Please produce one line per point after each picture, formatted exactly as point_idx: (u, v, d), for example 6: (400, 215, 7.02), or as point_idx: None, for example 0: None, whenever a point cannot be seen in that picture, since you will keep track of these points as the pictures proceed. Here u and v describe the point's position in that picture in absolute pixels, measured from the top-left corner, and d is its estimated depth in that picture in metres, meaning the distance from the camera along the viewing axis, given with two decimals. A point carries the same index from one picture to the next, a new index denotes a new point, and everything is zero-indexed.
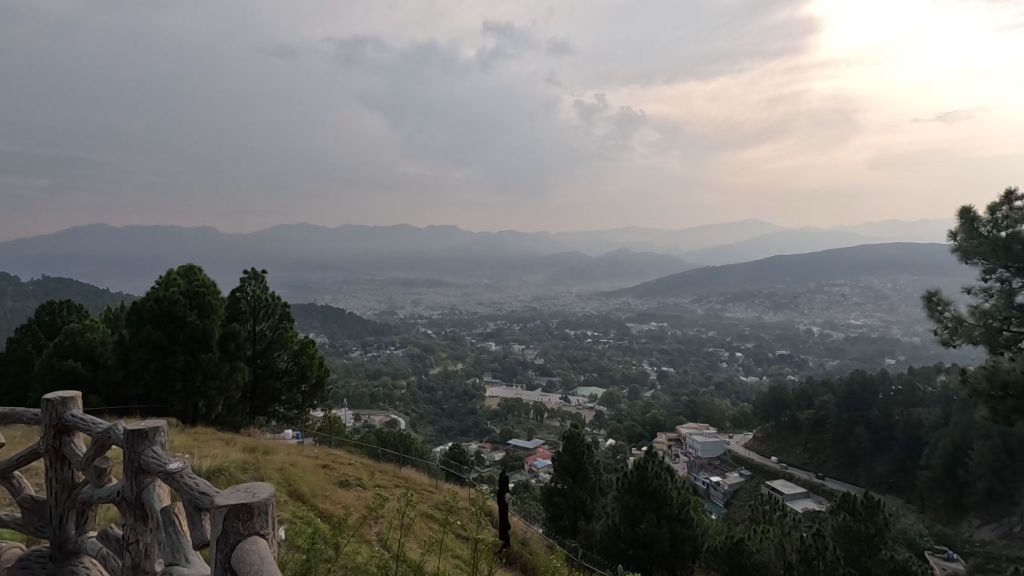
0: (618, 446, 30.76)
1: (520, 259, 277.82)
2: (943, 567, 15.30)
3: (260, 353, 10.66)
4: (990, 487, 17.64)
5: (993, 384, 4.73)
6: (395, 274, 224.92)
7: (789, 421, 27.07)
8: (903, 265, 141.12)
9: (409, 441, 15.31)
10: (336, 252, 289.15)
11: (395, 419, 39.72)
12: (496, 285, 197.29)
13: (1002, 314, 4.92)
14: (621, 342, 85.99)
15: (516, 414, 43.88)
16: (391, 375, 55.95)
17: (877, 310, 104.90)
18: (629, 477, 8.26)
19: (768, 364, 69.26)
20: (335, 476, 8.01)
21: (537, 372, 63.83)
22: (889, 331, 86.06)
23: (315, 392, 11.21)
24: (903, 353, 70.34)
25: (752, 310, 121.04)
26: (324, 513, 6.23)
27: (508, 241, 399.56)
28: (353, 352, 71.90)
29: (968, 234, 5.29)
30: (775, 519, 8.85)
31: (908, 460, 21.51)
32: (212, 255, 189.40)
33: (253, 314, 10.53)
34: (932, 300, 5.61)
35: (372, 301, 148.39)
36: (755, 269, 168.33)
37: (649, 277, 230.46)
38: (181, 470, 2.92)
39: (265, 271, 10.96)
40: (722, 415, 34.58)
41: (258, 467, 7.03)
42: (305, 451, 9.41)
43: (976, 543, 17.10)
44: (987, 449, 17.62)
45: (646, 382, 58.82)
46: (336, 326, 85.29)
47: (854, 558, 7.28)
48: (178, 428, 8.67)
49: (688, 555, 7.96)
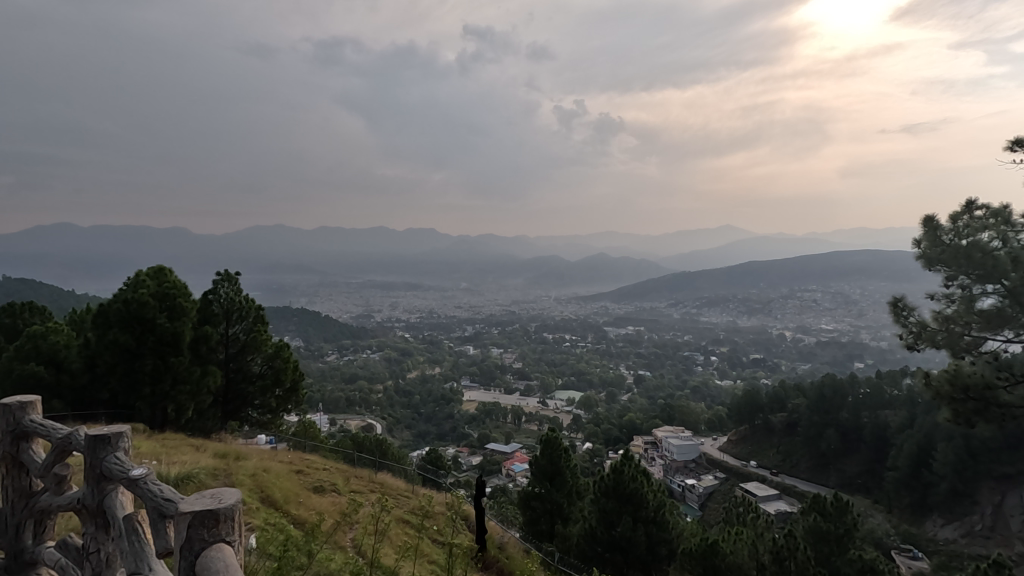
0: (595, 450, 30.93)
1: (499, 263, 277.91)
2: (908, 565, 15.72)
3: (232, 357, 10.45)
4: (953, 487, 18.25)
5: (954, 387, 4.99)
6: (372, 277, 222.68)
7: (761, 424, 27.55)
8: (871, 271, 145.05)
9: (386, 446, 15.19)
10: (311, 253, 284.49)
11: (372, 424, 39.23)
12: (475, 288, 197.01)
13: (963, 319, 5.09)
14: (600, 346, 86.59)
15: (493, 417, 43.74)
16: (368, 378, 55.37)
17: (847, 315, 107.79)
18: (605, 480, 8.32)
19: (742, 368, 70.56)
20: (309, 482, 7.88)
21: (515, 376, 63.74)
22: (858, 335, 88.43)
23: (289, 397, 10.97)
24: (871, 357, 72.20)
25: (727, 314, 122.98)
26: (297, 520, 6.12)
27: (487, 244, 399.09)
28: (328, 355, 70.86)
29: (932, 242, 5.42)
30: (749, 520, 9.02)
31: (876, 462, 22.10)
32: (182, 254, 184.51)
33: (226, 316, 10.32)
34: (898, 307, 5.76)
35: (349, 305, 146.70)
36: (730, 274, 171.29)
37: (626, 280, 232.68)
38: (145, 475, 2.86)
39: (238, 272, 10.68)
40: (697, 418, 35.12)
41: (230, 473, 6.86)
42: (278, 456, 9.21)
43: (940, 542, 17.64)
44: (950, 450, 18.29)
45: (624, 386, 59.34)
46: (312, 329, 84.09)
47: (824, 559, 7.43)
48: (146, 434, 8.42)
49: (664, 557, 8.01)
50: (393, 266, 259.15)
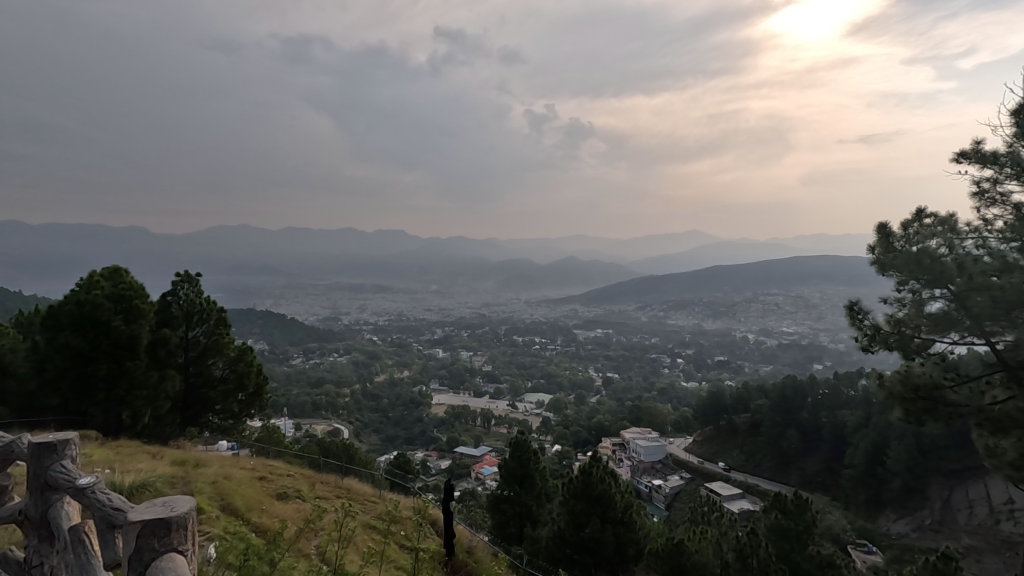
0: (564, 452, 31.17)
1: (470, 265, 277.55)
2: (863, 559, 16.31)
3: (192, 360, 10.10)
4: (905, 483, 19.10)
5: (905, 387, 5.31)
6: (340, 279, 219.25)
7: (726, 425, 28.19)
8: (830, 276, 150.47)
9: (353, 450, 14.96)
10: (276, 254, 278.12)
11: (339, 428, 38.63)
12: (445, 291, 196.21)
13: (914, 322, 5.29)
14: (569, 349, 87.15)
15: (463, 420, 43.49)
16: (334, 382, 54.39)
17: (807, 319, 111.38)
18: (574, 482, 8.36)
19: (707, 370, 72.09)
20: (272, 489, 7.68)
21: (485, 379, 63.67)
22: (817, 338, 91.41)
23: (253, 402, 10.68)
24: (829, 358, 74.90)
25: (693, 317, 125.81)
26: (259, 527, 5.95)
27: (458, 247, 397.27)
28: (294, 359, 69.42)
29: (885, 248, 5.61)
30: (713, 519, 9.18)
31: (834, 461, 22.87)
32: (139, 254, 178.01)
33: (186, 319, 10.00)
34: (854, 309, 5.93)
35: (316, 307, 143.99)
36: (696, 278, 174.84)
37: (596, 284, 235.50)
38: (92, 485, 2.78)
39: (200, 272, 10.35)
40: (664, 419, 35.70)
41: (189, 481, 6.63)
42: (240, 463, 8.94)
43: (893, 536, 18.36)
44: (903, 448, 19.10)
45: (593, 388, 59.94)
46: (277, 331, 82.14)
47: (785, 555, 7.62)
48: (98, 441, 8.09)
49: (631, 558, 8.07)
50: (361, 269, 255.32)
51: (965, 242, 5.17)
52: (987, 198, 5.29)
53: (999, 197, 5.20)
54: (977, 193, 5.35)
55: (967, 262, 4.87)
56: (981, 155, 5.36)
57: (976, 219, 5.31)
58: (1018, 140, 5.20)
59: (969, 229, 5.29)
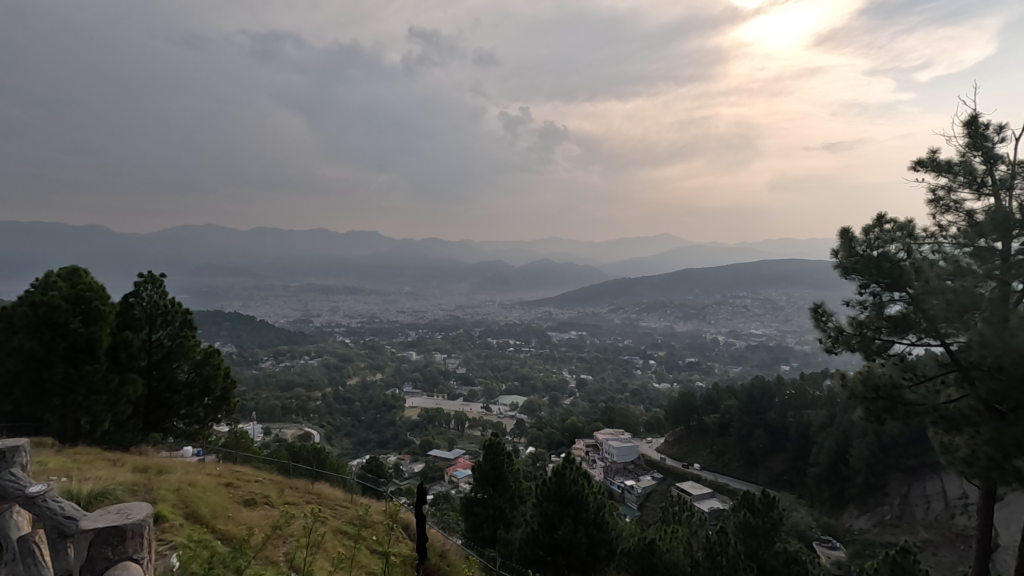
0: (537, 454, 31.29)
1: (443, 267, 276.33)
2: (828, 555, 16.76)
3: (156, 364, 9.82)
4: (867, 480, 19.74)
5: (866, 387, 5.56)
6: (311, 281, 215.96)
7: (696, 425, 28.64)
8: (795, 279, 154.62)
9: (325, 455, 14.72)
10: (245, 257, 271.86)
11: (309, 432, 37.98)
12: (418, 292, 195.21)
13: (873, 324, 5.43)
14: (543, 351, 87.36)
15: (436, 423, 43.18)
16: (305, 385, 53.43)
17: (774, 321, 114.30)
18: (547, 483, 8.38)
19: (679, 372, 73.30)
20: (239, 495, 7.50)
21: (459, 381, 63.38)
22: (784, 340, 93.80)
23: (220, 406, 10.40)
24: (795, 360, 76.97)
25: (665, 319, 127.79)
26: (225, 534, 5.77)
27: (433, 249, 394.54)
28: (263, 362, 67.93)
29: (847, 253, 5.65)
30: (684, 519, 9.27)
31: (800, 459, 23.50)
32: (101, 254, 172.04)
33: (149, 321, 9.70)
34: (818, 312, 6.04)
35: (286, 309, 141.05)
36: (667, 281, 177.47)
37: (569, 287, 237.19)
38: (43, 493, 3.20)
39: (164, 274, 10.06)
40: (636, 420, 36.06)
41: (150, 488, 6.41)
42: (205, 469, 8.69)
43: (856, 531, 18.90)
44: (864, 446, 19.76)
45: (566, 390, 60.31)
46: (246, 333, 80.23)
47: (753, 552, 7.77)
48: (55, 448, 7.80)
49: (604, 558, 8.12)
50: (333, 270, 251.38)
51: (921, 247, 5.37)
52: (942, 206, 5.52)
53: (952, 204, 5.45)
54: (932, 200, 5.58)
55: (924, 265, 5.02)
56: (936, 164, 5.60)
57: (933, 224, 5.55)
58: (971, 149, 5.44)
59: (926, 235, 5.51)
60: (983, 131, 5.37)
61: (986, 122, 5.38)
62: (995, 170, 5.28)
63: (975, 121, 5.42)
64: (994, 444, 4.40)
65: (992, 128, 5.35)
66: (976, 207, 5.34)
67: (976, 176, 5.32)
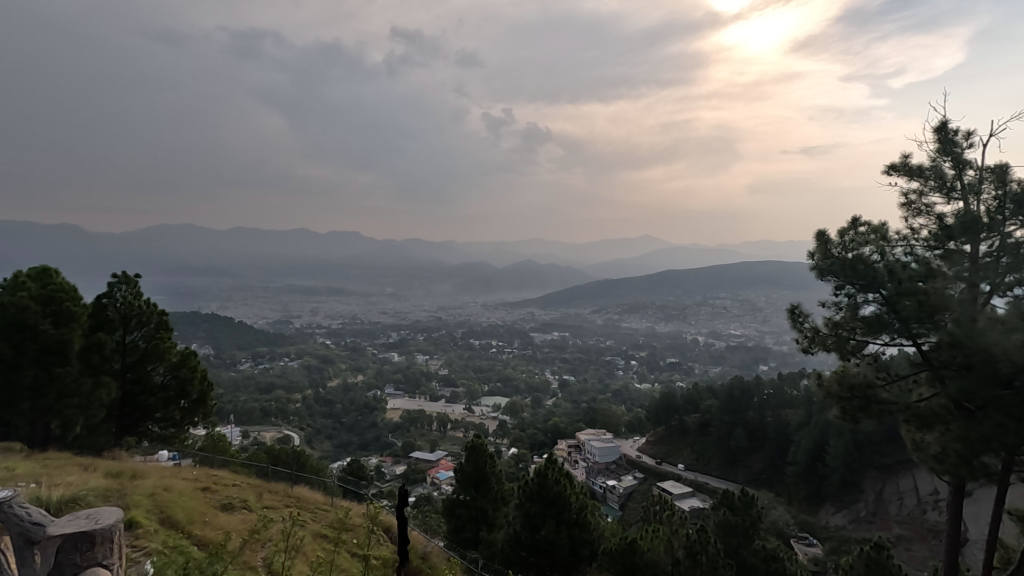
0: (520, 454, 31.36)
1: (426, 267, 275.18)
2: (805, 551, 17.05)
3: (130, 367, 9.59)
4: (843, 478, 20.13)
5: (842, 386, 5.70)
6: (291, 282, 213.28)
7: (677, 425, 28.92)
8: (773, 280, 157.34)
9: (305, 458, 14.51)
10: (222, 257, 267.28)
11: (289, 435, 37.50)
12: (400, 294, 194.14)
13: (849, 325, 5.54)
14: (525, 352, 87.51)
15: (418, 425, 43.00)
16: (285, 388, 52.71)
17: (752, 322, 116.18)
18: (529, 484, 8.39)
19: (660, 372, 74.13)
20: (216, 500, 7.37)
21: (441, 383, 63.08)
22: (762, 340, 95.45)
23: (196, 409, 10.17)
24: (773, 360, 78.30)
25: (646, 320, 128.94)
26: (201, 539, 5.68)
27: (416, 249, 392.27)
28: (242, 364, 66.85)
29: (823, 254, 5.69)
30: (664, 518, 9.33)
31: (778, 458, 23.89)
32: (72, 254, 167.48)
33: (123, 322, 9.47)
34: (795, 313, 6.12)
35: (266, 310, 138.92)
36: (648, 282, 179.23)
37: (552, 288, 238.21)
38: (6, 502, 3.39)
39: (139, 274, 9.84)
40: (618, 420, 36.30)
41: (124, 493, 6.28)
42: (182, 473, 8.54)
43: (832, 528, 19.28)
44: (840, 445, 20.15)
45: (548, 391, 60.50)
46: (223, 335, 78.82)
47: (732, 550, 7.90)
48: (23, 453, 7.55)
49: (585, 558, 8.16)
50: (314, 271, 248.48)
51: (893, 249, 5.48)
52: (914, 209, 5.66)
53: (923, 207, 5.59)
54: (904, 204, 5.72)
55: (897, 268, 5.11)
56: (909, 168, 5.74)
57: (904, 227, 5.68)
58: (941, 154, 5.59)
59: (898, 237, 5.64)
60: (953, 137, 5.53)
61: (954, 129, 5.54)
62: (964, 174, 5.43)
63: (946, 126, 5.57)
64: (963, 441, 4.52)
65: (961, 134, 5.51)
66: (946, 211, 5.48)
67: (945, 181, 5.48)
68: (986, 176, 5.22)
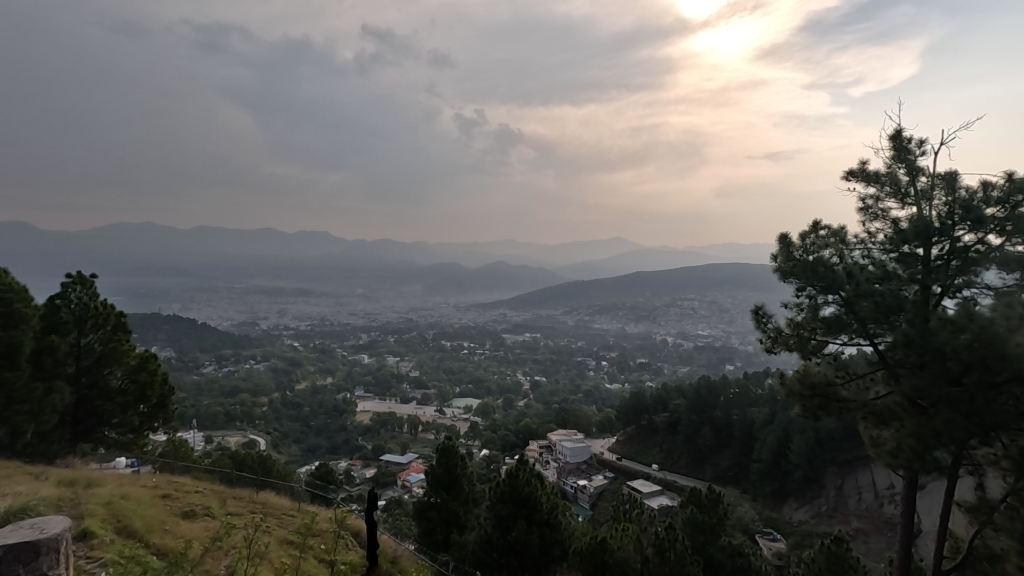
0: (492, 456, 31.30)
1: (397, 268, 272.58)
2: (769, 547, 17.45)
3: (85, 370, 9.22)
4: (805, 474, 20.73)
5: (803, 385, 5.90)
6: (258, 283, 208.55)
7: (647, 424, 29.32)
8: (738, 283, 161.60)
9: (271, 462, 14.17)
10: (184, 257, 258.90)
11: (255, 440, 36.61)
12: (371, 296, 191.90)
13: (810, 326, 5.70)
14: (497, 353, 87.58)
15: (389, 428, 42.52)
16: (250, 391, 51.36)
17: (719, 322, 119.02)
18: (501, 486, 8.36)
19: (630, 372, 75.15)
20: (177, 507, 7.13)
21: (412, 385, 62.49)
22: (729, 340, 97.93)
23: (156, 413, 9.85)
24: (739, 360, 80.38)
25: (617, 321, 130.78)
26: (160, 549, 5.49)
27: (386, 250, 388.34)
28: (205, 367, 64.86)
29: (785, 257, 5.86)
30: (634, 516, 9.42)
31: (744, 456, 24.46)
32: (23, 254, 159.84)
33: (77, 324, 9.10)
34: (758, 314, 6.29)
35: (231, 311, 135.41)
36: (619, 283, 181.59)
37: (523, 289, 239.24)
38: None
39: (94, 274, 9.45)
40: (589, 420, 36.59)
41: (77, 503, 6.01)
42: (140, 481, 8.19)
43: (795, 524, 19.88)
44: (803, 441, 20.71)
45: (520, 392, 60.64)
46: (186, 338, 76.42)
47: (699, 546, 8.03)
48: None
49: (556, 558, 8.20)
50: (281, 271, 243.19)
51: (852, 252, 5.65)
52: (870, 214, 5.88)
53: (879, 212, 5.80)
54: (862, 209, 5.92)
55: (855, 270, 5.32)
56: (866, 174, 5.95)
57: (862, 232, 5.86)
58: (896, 162, 5.82)
59: (857, 240, 5.80)
60: (906, 145, 5.76)
61: (909, 137, 5.77)
62: (917, 181, 5.67)
63: (900, 134, 5.80)
64: (917, 437, 4.70)
65: (914, 142, 5.74)
66: (901, 216, 5.68)
67: (900, 187, 5.71)
68: (937, 183, 5.44)
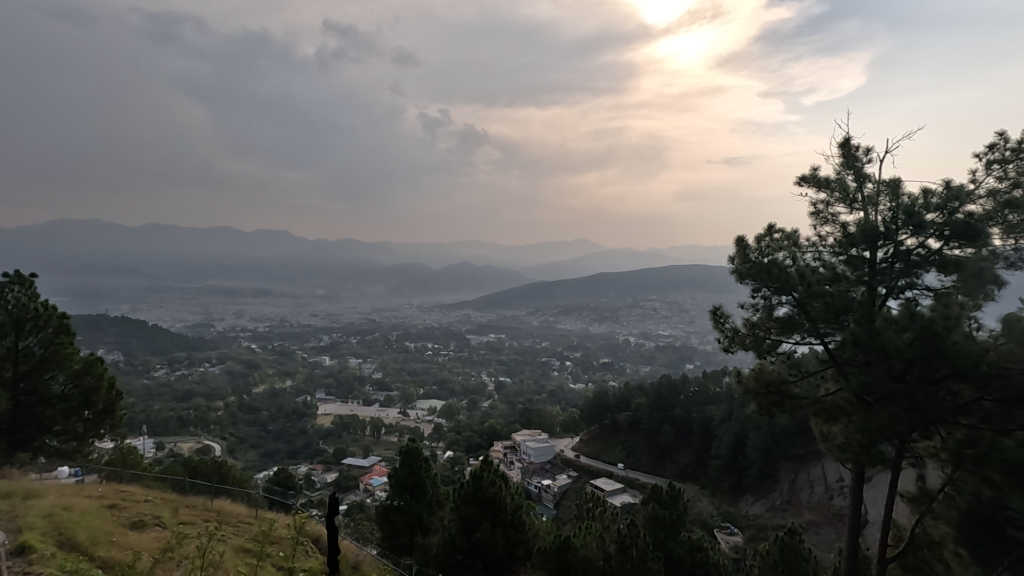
0: (456, 458, 31.11)
1: (360, 268, 268.18)
2: (727, 541, 17.93)
3: (24, 375, 8.68)
4: (761, 469, 21.44)
5: (759, 383, 6.09)
6: (213, 283, 201.43)
7: (609, 423, 29.75)
8: (697, 284, 165.96)
9: (227, 469, 13.71)
10: (134, 256, 247.73)
11: (209, 445, 35.33)
12: (333, 296, 188.21)
13: (765, 326, 5.92)
14: (462, 354, 87.26)
15: (351, 431, 41.73)
16: (205, 395, 49.52)
17: (679, 322, 121.80)
18: (465, 487, 8.33)
19: (593, 372, 76.09)
20: (125, 518, 6.80)
21: (375, 387, 61.62)
22: (688, 340, 100.38)
23: (103, 420, 9.42)
24: (698, 359, 82.52)
25: (580, 321, 132.28)
26: (105, 562, 5.21)
27: (348, 249, 381.71)
28: (156, 370, 62.16)
29: (742, 259, 6.06)
30: (597, 514, 9.54)
31: (703, 453, 25.09)
32: None
33: (16, 327, 8.61)
34: (716, 314, 6.49)
35: (185, 313, 130.42)
36: (583, 283, 183.68)
37: (488, 290, 239.30)
38: None
39: (34, 275, 9.00)
40: (552, 420, 36.85)
41: (15, 517, 5.68)
42: (85, 491, 7.77)
43: (751, 517, 20.51)
44: (759, 437, 21.39)
45: (485, 393, 60.58)
46: (135, 340, 73.07)
47: (660, 542, 8.19)
48: None
49: (520, 558, 8.18)
50: (238, 270, 235.87)
51: (804, 255, 5.88)
52: (821, 217, 6.12)
53: (830, 216, 6.04)
54: (814, 213, 6.16)
55: (806, 272, 5.53)
56: (817, 180, 6.20)
57: (813, 235, 6.09)
58: (844, 168, 6.08)
59: (808, 243, 6.03)
60: (854, 153, 6.03)
61: (856, 145, 6.04)
62: (864, 187, 5.93)
63: (849, 143, 6.06)
64: (864, 432, 4.91)
65: (861, 150, 6.01)
66: (849, 220, 5.94)
67: (849, 193, 5.96)
68: (883, 189, 5.71)
